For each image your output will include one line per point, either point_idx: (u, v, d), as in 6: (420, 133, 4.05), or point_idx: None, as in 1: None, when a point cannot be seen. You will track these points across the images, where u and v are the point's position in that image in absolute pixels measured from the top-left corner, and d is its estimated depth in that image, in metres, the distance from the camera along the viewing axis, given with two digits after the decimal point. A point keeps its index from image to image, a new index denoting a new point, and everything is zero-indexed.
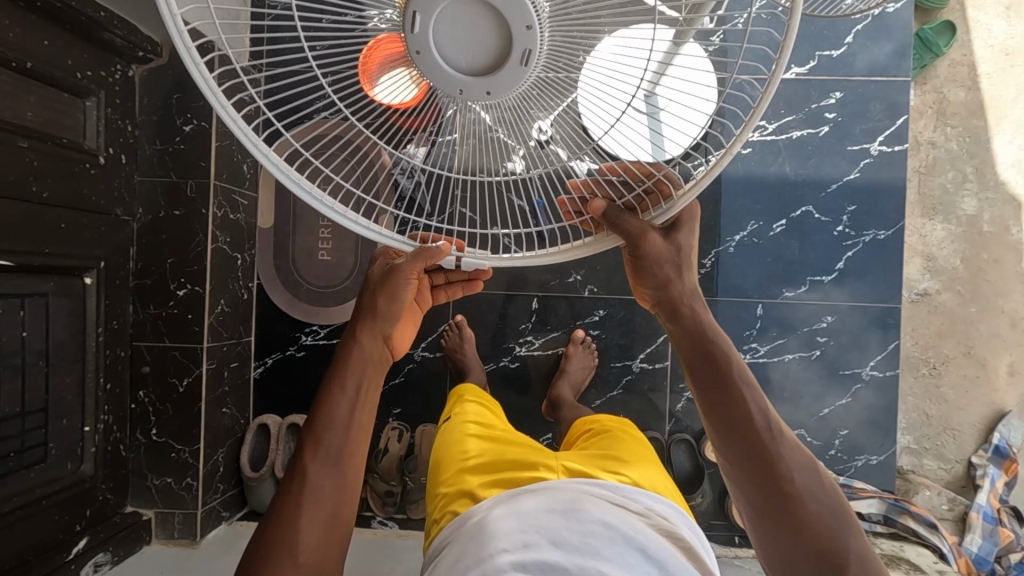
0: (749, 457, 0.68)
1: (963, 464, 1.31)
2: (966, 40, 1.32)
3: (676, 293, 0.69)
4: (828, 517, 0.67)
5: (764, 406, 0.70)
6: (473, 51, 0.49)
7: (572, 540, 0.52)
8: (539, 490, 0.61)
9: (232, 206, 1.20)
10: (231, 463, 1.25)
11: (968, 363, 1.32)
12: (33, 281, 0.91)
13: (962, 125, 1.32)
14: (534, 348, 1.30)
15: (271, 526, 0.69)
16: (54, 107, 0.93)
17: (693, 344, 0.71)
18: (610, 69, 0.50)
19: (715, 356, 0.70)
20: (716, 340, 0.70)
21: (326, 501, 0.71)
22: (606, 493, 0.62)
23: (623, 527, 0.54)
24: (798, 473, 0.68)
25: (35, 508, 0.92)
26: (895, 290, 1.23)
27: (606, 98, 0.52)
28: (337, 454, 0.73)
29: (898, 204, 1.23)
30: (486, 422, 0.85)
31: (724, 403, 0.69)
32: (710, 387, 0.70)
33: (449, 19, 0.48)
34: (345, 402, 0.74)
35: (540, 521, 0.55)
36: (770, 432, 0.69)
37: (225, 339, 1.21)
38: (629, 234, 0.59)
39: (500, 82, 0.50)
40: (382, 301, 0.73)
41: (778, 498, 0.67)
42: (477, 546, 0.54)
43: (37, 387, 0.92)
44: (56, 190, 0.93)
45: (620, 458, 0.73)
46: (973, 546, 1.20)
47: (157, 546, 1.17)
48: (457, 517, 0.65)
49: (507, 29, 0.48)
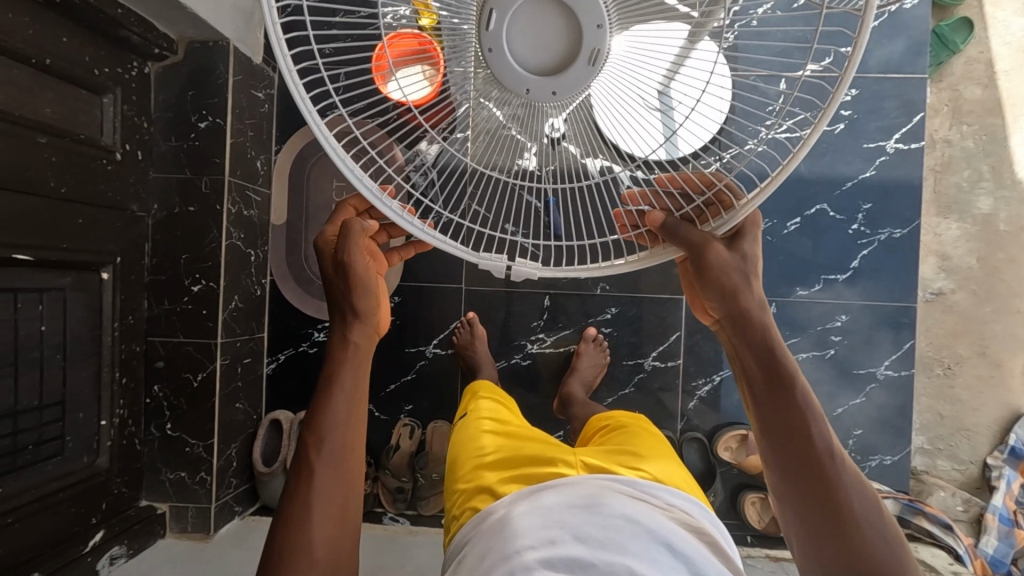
0: (808, 486, 0.62)
1: (977, 465, 1.29)
2: (983, 37, 1.30)
3: (741, 302, 0.64)
4: (894, 559, 0.60)
5: (827, 431, 0.64)
6: (541, 51, 0.50)
7: (595, 535, 0.52)
8: (558, 486, 0.61)
9: (245, 202, 1.21)
10: (244, 458, 1.26)
11: (984, 363, 1.30)
12: (51, 275, 0.92)
13: (978, 123, 1.31)
14: (545, 346, 1.30)
15: (283, 531, 0.66)
16: (72, 103, 0.93)
17: (755, 357, 0.65)
18: (645, 65, 0.50)
19: (780, 371, 0.64)
20: (781, 354, 0.64)
21: (335, 496, 0.69)
22: (625, 488, 0.62)
23: (647, 522, 0.54)
24: (864, 511, 0.61)
25: (52, 501, 0.93)
26: (910, 289, 1.22)
27: (625, 96, 0.52)
28: (340, 449, 0.71)
29: (913, 202, 1.22)
30: (500, 419, 0.85)
31: (786, 423, 0.63)
32: (770, 404, 0.64)
33: (520, 19, 0.49)
34: (343, 396, 0.72)
35: (563, 518, 0.55)
36: (833, 459, 0.63)
37: (238, 335, 1.22)
38: (691, 244, 0.57)
39: (562, 82, 0.50)
40: (357, 289, 0.71)
41: (838, 531, 0.61)
42: (501, 542, 0.54)
43: (55, 380, 0.93)
44: (74, 185, 0.94)
45: (638, 453, 0.73)
46: (988, 548, 1.19)
47: (171, 540, 1.17)
48: (477, 514, 0.65)
49: (575, 31, 0.49)
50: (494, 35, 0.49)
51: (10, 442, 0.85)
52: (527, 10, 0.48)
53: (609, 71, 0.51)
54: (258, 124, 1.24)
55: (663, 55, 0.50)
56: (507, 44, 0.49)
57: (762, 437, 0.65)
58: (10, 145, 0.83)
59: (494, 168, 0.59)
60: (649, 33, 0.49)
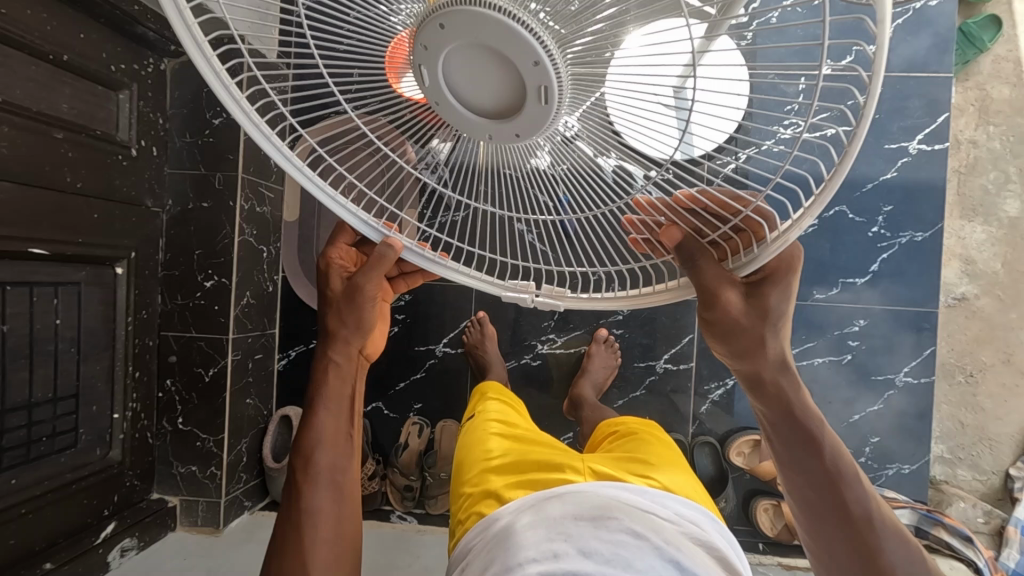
0: (837, 540, 0.66)
1: (1000, 476, 1.26)
2: (1011, 34, 1.27)
3: (765, 371, 0.65)
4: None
5: (861, 488, 0.66)
6: (487, 91, 0.52)
7: (601, 550, 0.51)
8: (565, 494, 0.60)
9: (258, 199, 1.22)
10: (254, 454, 1.27)
11: (1008, 371, 1.27)
12: (66, 269, 0.93)
13: (1006, 124, 1.27)
14: (556, 346, 1.29)
15: (279, 554, 0.70)
16: (89, 99, 0.94)
17: (778, 423, 0.67)
18: (637, 77, 0.47)
19: (803, 430, 0.67)
20: (804, 418, 0.67)
21: (327, 520, 0.72)
22: (634, 498, 0.60)
23: (653, 537, 0.53)
24: (899, 565, 0.64)
25: (66, 492, 0.94)
26: (932, 294, 1.19)
27: (636, 103, 0.49)
28: (330, 473, 0.73)
29: (937, 204, 1.19)
30: (508, 421, 0.84)
31: (810, 486, 0.67)
32: (791, 459, 0.68)
33: (453, 61, 0.51)
34: (330, 420, 0.74)
35: (569, 529, 0.54)
36: (854, 504, 0.66)
37: (250, 330, 1.23)
38: (707, 287, 0.57)
39: (518, 120, 0.53)
40: (353, 324, 0.70)
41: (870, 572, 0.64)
42: (505, 553, 0.53)
43: (69, 373, 0.94)
44: (89, 180, 0.95)
45: (647, 460, 0.72)
46: (1010, 561, 1.15)
47: (181, 533, 1.18)
48: (482, 519, 0.64)
49: (512, 64, 0.49)
50: (436, 93, 0.53)
51: (25, 433, 0.87)
52: (468, 50, 0.50)
53: (617, 68, 0.47)
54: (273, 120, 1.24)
55: None
56: (450, 90, 0.53)
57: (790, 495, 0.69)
58: (28, 140, 0.84)
59: (505, 167, 0.61)
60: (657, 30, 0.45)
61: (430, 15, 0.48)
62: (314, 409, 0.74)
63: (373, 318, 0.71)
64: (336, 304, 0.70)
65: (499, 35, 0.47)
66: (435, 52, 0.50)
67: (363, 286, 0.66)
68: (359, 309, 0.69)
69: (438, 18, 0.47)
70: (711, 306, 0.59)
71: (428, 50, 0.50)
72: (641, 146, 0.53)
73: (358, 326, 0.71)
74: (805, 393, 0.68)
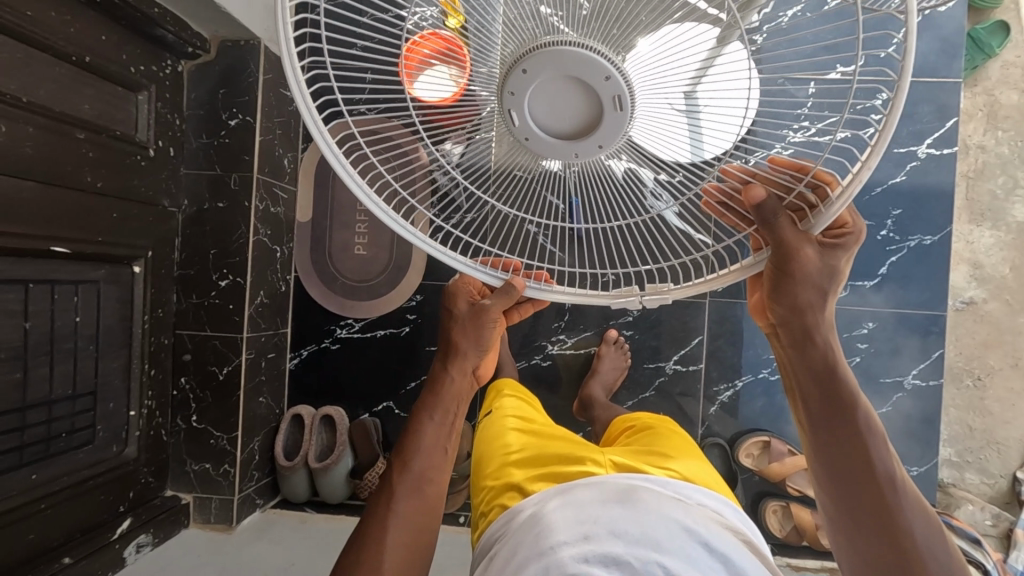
0: (863, 503, 0.65)
1: (1007, 479, 1.26)
2: (1019, 41, 1.28)
3: (812, 323, 0.65)
4: (942, 558, 0.63)
5: (887, 455, 0.67)
6: (567, 114, 0.54)
7: (631, 531, 0.51)
8: (589, 483, 0.61)
9: (272, 199, 1.23)
10: (266, 452, 1.28)
11: (1017, 375, 1.27)
12: (86, 268, 0.94)
13: (1014, 128, 1.28)
14: (566, 347, 1.30)
15: (361, 543, 0.71)
16: (110, 100, 0.96)
17: (820, 379, 0.67)
18: (650, 78, 0.50)
19: (836, 389, 0.67)
20: (844, 377, 0.67)
21: (407, 526, 0.73)
22: (658, 488, 0.61)
23: (682, 520, 0.54)
24: (919, 534, 0.64)
25: (84, 487, 0.95)
26: (941, 298, 1.20)
27: (651, 106, 0.52)
28: (420, 480, 0.76)
29: (946, 209, 1.19)
30: (525, 416, 0.85)
31: (844, 444, 0.66)
32: (824, 419, 0.67)
33: (539, 95, 0.53)
34: (432, 430, 0.78)
35: (597, 513, 0.55)
36: (880, 468, 0.66)
37: (263, 330, 1.24)
38: (783, 241, 0.56)
39: (602, 133, 0.53)
40: (469, 342, 0.77)
41: (889, 538, 0.63)
42: (536, 537, 0.54)
43: (87, 370, 0.95)
44: (109, 180, 0.96)
45: (666, 453, 0.73)
46: (1019, 564, 1.15)
47: (194, 530, 1.19)
48: (505, 511, 0.65)
49: (591, 88, 0.51)
50: (523, 128, 0.54)
51: (44, 429, 0.88)
52: (550, 82, 0.52)
53: (631, 74, 0.51)
54: (286, 122, 1.26)
55: (687, 59, 0.49)
56: (533, 120, 0.54)
57: (817, 456, 0.68)
58: (50, 140, 0.85)
59: (517, 168, 0.61)
60: (669, 36, 0.48)
61: (512, 62, 0.52)
62: (421, 420, 0.79)
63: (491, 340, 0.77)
64: (458, 322, 0.77)
65: (574, 59, 0.50)
66: (521, 92, 0.52)
67: (489, 308, 0.71)
68: (482, 330, 0.75)
69: (521, 62, 0.51)
70: (783, 263, 0.58)
71: (514, 91, 0.52)
72: (658, 150, 0.55)
73: (478, 345, 0.76)
74: (843, 356, 0.68)
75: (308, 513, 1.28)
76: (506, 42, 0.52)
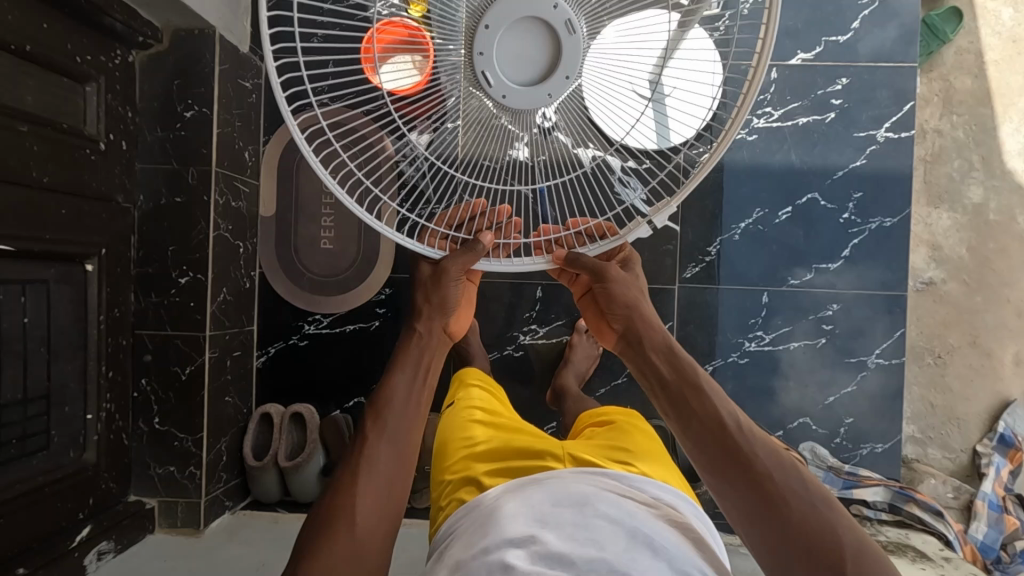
0: (728, 467, 0.69)
1: (968, 453, 1.31)
2: (972, 27, 1.31)
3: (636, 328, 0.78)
4: (825, 526, 0.65)
5: (736, 411, 0.73)
6: (529, 60, 0.65)
7: (579, 535, 0.56)
8: (545, 482, 0.66)
9: (233, 193, 1.19)
10: (234, 452, 1.25)
11: (974, 352, 1.31)
12: (35, 267, 0.90)
13: (968, 113, 1.31)
14: (537, 337, 1.28)
15: (336, 487, 0.73)
16: (54, 91, 0.92)
17: (663, 374, 0.76)
18: (614, 56, 0.66)
19: (678, 375, 0.76)
20: (684, 365, 0.76)
21: (382, 473, 0.75)
22: (615, 486, 0.67)
23: (628, 520, 0.59)
24: (774, 470, 0.68)
25: (39, 495, 0.92)
26: (902, 279, 1.23)
27: (609, 82, 0.67)
28: (395, 431, 0.78)
29: (905, 192, 1.22)
30: (491, 409, 0.93)
31: (694, 412, 0.73)
32: (671, 397, 0.75)
33: (504, 47, 0.64)
34: (405, 381, 0.82)
35: (550, 516, 0.59)
36: (724, 414, 0.72)
37: (228, 328, 1.20)
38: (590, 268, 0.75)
39: (565, 63, 0.64)
40: (434, 304, 0.83)
41: (773, 505, 0.66)
42: (491, 531, 0.59)
43: (39, 373, 0.92)
44: (57, 176, 0.92)
45: (628, 449, 0.79)
46: (978, 534, 1.17)
47: (161, 535, 1.16)
48: (464, 506, 0.70)
49: (544, 21, 0.63)
50: (503, 85, 0.65)
51: None
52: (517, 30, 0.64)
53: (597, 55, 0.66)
54: (246, 114, 1.23)
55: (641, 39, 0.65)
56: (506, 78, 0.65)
57: (680, 431, 0.74)
58: None
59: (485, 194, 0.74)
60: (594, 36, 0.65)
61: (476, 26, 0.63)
62: (392, 374, 0.82)
63: (457, 302, 0.83)
64: (427, 285, 0.82)
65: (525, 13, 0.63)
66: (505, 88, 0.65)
67: (451, 273, 0.78)
68: (446, 291, 0.81)
69: (482, 21, 0.63)
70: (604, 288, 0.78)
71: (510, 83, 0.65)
72: (604, 123, 0.70)
73: (442, 306, 0.83)
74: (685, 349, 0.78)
75: (280, 513, 1.25)
76: (466, 20, 0.63)
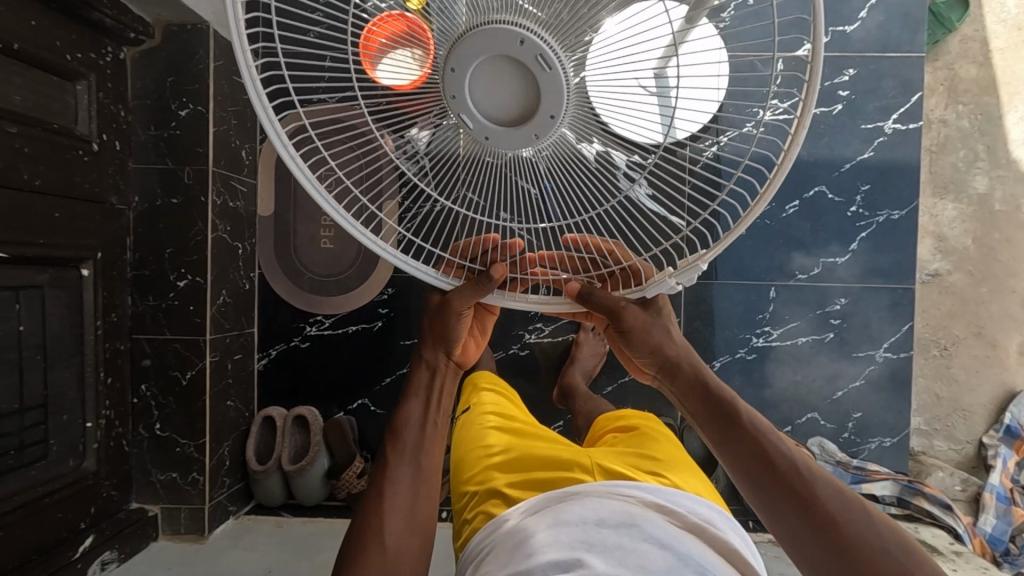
0: (783, 500, 0.67)
1: (974, 445, 1.30)
2: (977, 14, 1.29)
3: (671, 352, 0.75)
4: (891, 551, 0.64)
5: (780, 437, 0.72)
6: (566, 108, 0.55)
7: (627, 561, 0.55)
8: (580, 499, 0.65)
9: (231, 193, 1.16)
10: (237, 456, 1.23)
11: (979, 343, 1.31)
12: (27, 272, 0.88)
13: (973, 103, 1.30)
14: (542, 335, 1.27)
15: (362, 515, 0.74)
16: (43, 89, 0.88)
17: (701, 400, 0.74)
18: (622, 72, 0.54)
19: (718, 403, 0.73)
20: (718, 390, 0.74)
21: (404, 495, 0.76)
22: (653, 502, 0.66)
23: (676, 545, 0.57)
24: (831, 499, 0.67)
25: (38, 507, 0.89)
26: (909, 271, 1.22)
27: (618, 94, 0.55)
28: (414, 452, 0.78)
29: (912, 184, 1.21)
30: (504, 414, 0.93)
31: (739, 443, 0.71)
32: (714, 427, 0.73)
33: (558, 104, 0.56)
34: (418, 404, 0.81)
35: (592, 538, 0.58)
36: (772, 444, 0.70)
37: (228, 330, 1.18)
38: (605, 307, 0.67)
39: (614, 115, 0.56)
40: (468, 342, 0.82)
41: (825, 533, 0.65)
42: (531, 554, 0.57)
43: (35, 382, 0.89)
44: (48, 177, 0.89)
45: (656, 458, 0.79)
46: (987, 526, 1.17)
47: (163, 543, 1.14)
48: (490, 522, 0.70)
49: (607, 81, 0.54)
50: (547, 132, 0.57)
51: None
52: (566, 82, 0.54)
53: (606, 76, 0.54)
54: (242, 111, 1.19)
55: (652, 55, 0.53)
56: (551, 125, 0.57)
57: (726, 461, 0.72)
58: None
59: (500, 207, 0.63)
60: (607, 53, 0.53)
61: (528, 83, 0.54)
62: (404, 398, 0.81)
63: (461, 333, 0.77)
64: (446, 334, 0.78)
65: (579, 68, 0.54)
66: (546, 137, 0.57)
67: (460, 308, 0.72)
68: (449, 322, 0.74)
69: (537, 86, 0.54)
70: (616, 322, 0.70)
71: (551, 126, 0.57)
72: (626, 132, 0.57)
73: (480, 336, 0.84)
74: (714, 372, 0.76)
75: (284, 517, 1.24)
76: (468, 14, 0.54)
